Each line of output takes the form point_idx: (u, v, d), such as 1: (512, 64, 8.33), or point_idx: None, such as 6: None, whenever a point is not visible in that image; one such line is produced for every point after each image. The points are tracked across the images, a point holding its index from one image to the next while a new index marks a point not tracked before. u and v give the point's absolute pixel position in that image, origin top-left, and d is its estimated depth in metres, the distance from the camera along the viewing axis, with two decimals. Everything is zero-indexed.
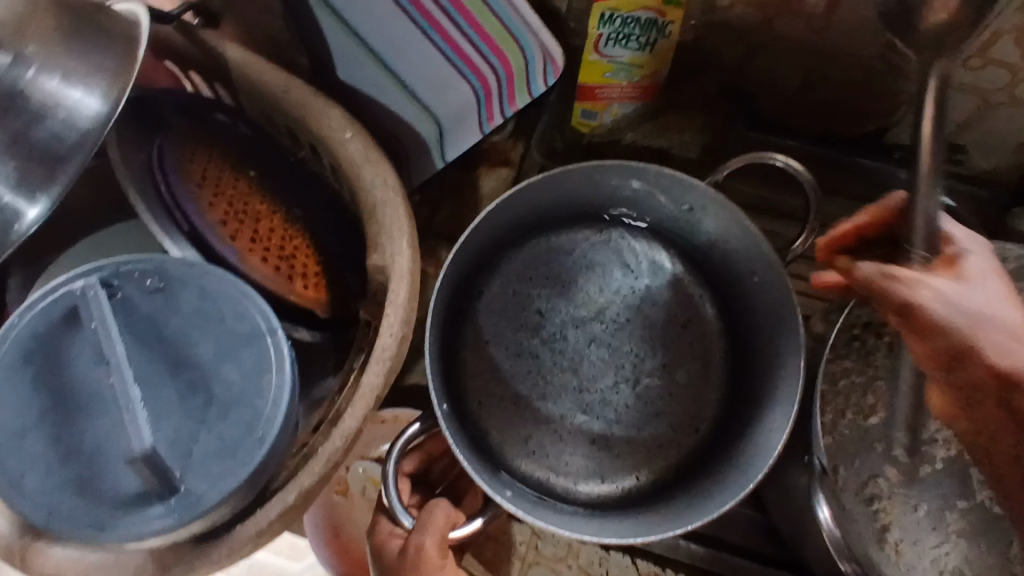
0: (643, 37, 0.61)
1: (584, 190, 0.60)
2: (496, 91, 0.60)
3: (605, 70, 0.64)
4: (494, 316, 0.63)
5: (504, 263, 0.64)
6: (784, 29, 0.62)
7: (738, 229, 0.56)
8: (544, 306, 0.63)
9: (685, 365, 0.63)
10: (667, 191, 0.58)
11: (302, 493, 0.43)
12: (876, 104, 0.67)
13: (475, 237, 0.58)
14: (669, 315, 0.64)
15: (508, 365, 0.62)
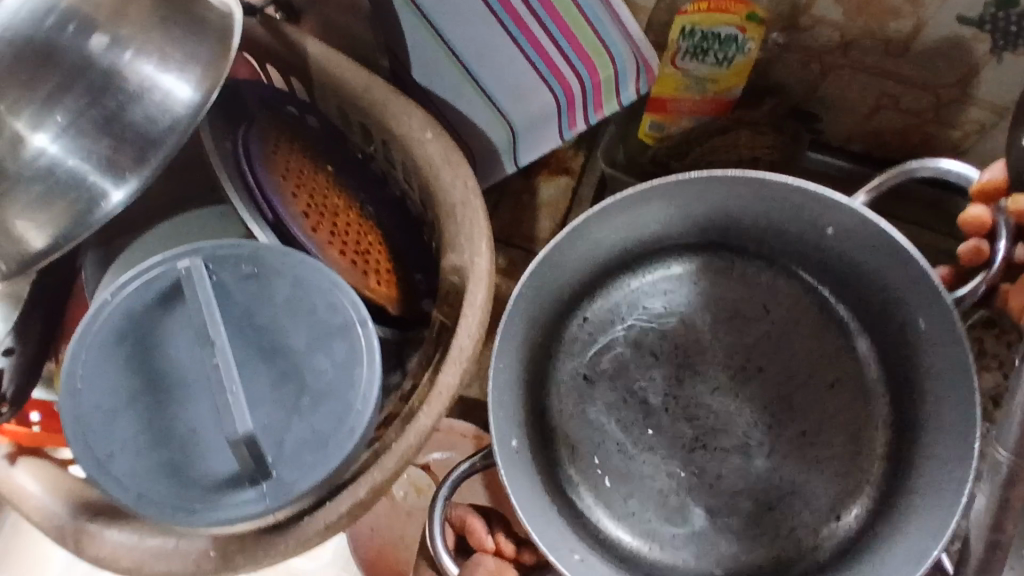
0: (720, 52, 0.61)
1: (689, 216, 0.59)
2: (580, 101, 0.59)
3: (678, 84, 0.64)
4: (593, 352, 0.62)
5: (605, 296, 0.63)
6: (862, 53, 0.62)
7: (898, 269, 0.53)
8: (646, 341, 0.62)
9: (829, 433, 0.59)
10: (813, 219, 0.55)
11: (374, 488, 0.43)
12: (947, 131, 0.66)
13: (559, 268, 0.57)
14: (811, 372, 0.61)
15: (610, 415, 0.60)
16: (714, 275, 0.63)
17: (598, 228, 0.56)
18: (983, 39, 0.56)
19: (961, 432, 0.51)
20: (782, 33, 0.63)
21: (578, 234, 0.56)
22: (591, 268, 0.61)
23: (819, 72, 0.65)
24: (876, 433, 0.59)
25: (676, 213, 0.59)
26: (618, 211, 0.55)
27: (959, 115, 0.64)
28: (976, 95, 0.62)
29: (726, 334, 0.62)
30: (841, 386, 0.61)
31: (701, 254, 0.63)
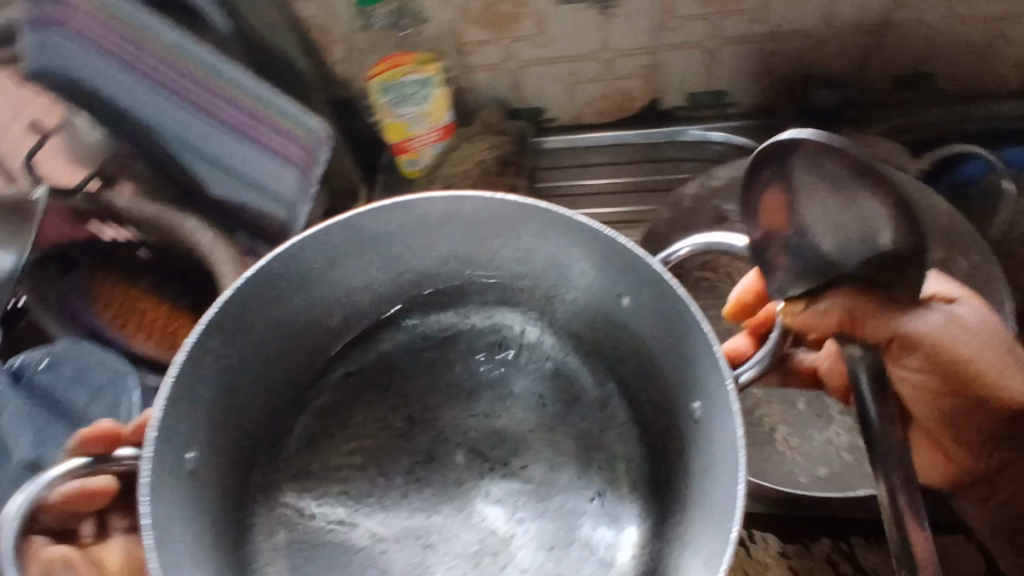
0: (419, 93, 0.77)
1: (415, 250, 0.57)
2: (305, 162, 0.75)
3: (405, 126, 0.79)
4: (329, 443, 0.58)
5: (339, 378, 0.61)
6: (524, 51, 0.76)
7: (639, 299, 0.52)
8: (392, 414, 0.59)
9: (592, 464, 0.55)
10: (551, 272, 0.56)
11: None
12: (632, 81, 0.80)
13: (263, 314, 0.52)
14: (587, 437, 0.57)
15: (341, 462, 0.57)
16: (509, 345, 0.61)
17: (311, 270, 0.54)
18: (590, 10, 0.69)
19: (687, 411, 0.50)
20: (465, 58, 0.77)
21: (276, 283, 0.52)
22: (289, 331, 0.55)
23: (513, 74, 0.79)
24: (613, 444, 0.56)
25: (366, 244, 0.54)
26: (337, 262, 0.55)
27: (627, 66, 0.77)
28: (625, 48, 0.74)
29: (503, 387, 0.59)
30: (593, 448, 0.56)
31: (427, 318, 0.63)
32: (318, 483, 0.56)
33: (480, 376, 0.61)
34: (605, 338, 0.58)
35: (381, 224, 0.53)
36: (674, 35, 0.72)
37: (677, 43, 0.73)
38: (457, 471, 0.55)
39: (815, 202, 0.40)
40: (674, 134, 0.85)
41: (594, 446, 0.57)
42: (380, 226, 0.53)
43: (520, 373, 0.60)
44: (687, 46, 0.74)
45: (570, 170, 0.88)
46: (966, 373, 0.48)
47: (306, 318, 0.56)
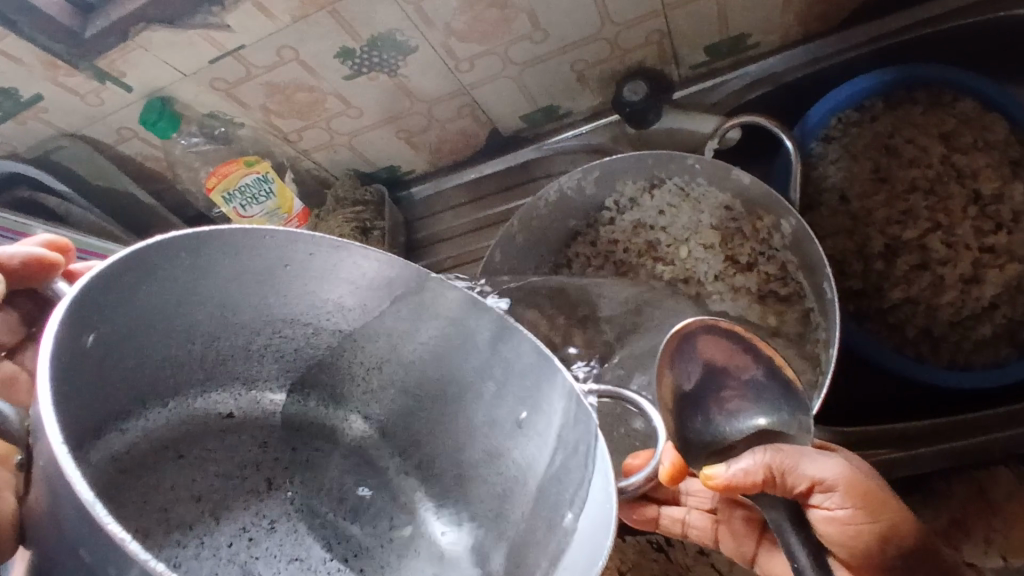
0: (263, 190, 0.79)
1: (252, 311, 0.52)
2: None
3: (263, 223, 0.82)
4: (142, 477, 0.48)
5: (180, 412, 0.52)
6: (345, 125, 0.78)
7: (490, 378, 0.53)
8: (251, 468, 0.52)
9: (420, 545, 0.54)
10: (413, 364, 0.56)
11: None
12: (462, 122, 0.80)
13: (137, 301, 0.44)
14: (423, 527, 0.55)
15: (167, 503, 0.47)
16: (370, 433, 0.58)
17: (191, 274, 0.46)
18: (377, 76, 0.71)
19: (517, 482, 0.52)
20: (295, 145, 0.79)
21: (187, 254, 0.44)
22: (128, 347, 0.46)
23: (348, 146, 0.81)
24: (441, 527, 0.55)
25: (277, 264, 0.49)
26: (286, 269, 0.50)
27: (447, 111, 0.78)
28: (432, 97, 0.75)
29: (368, 467, 0.57)
30: (425, 525, 0.55)
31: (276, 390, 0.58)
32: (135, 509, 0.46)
33: (321, 455, 0.56)
34: (436, 441, 0.57)
35: (284, 256, 0.49)
36: (473, 72, 0.73)
37: (480, 79, 0.74)
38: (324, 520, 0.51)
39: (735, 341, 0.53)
40: (528, 155, 0.84)
41: (405, 546, 0.53)
42: (258, 262, 0.48)
43: (381, 460, 0.57)
44: (492, 79, 0.74)
45: (440, 212, 0.89)
46: (874, 503, 0.49)
47: (168, 331, 0.49)
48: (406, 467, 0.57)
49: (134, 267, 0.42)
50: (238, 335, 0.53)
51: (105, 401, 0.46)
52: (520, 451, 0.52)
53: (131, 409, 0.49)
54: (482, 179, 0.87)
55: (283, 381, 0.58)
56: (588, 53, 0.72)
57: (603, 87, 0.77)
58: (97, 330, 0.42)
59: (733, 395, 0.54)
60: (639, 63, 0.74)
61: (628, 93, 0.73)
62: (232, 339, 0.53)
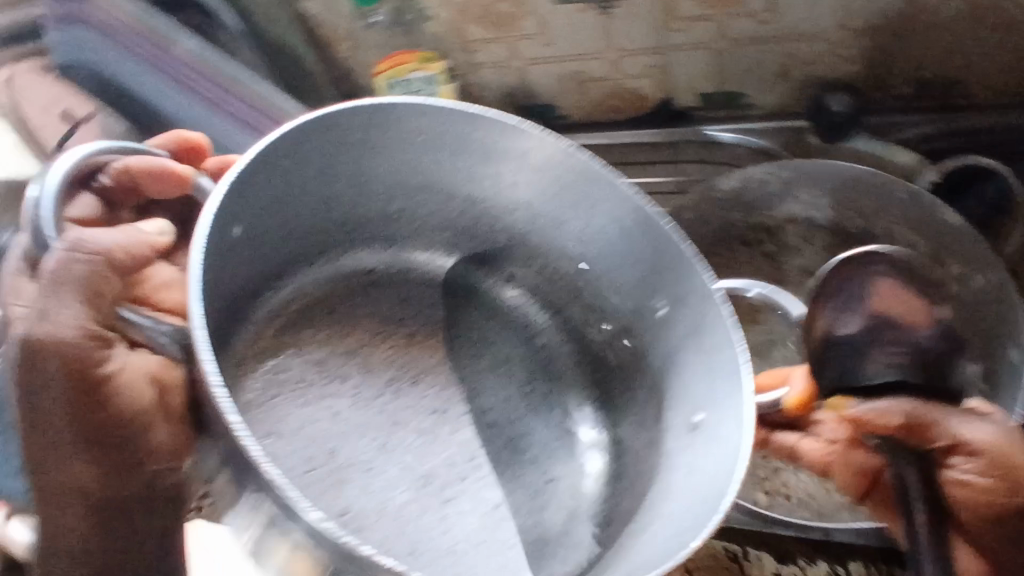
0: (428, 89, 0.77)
1: (405, 175, 0.57)
2: None
3: None
4: (300, 325, 0.56)
5: (325, 271, 0.59)
6: (530, 50, 0.75)
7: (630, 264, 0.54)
8: (391, 318, 0.58)
9: (550, 420, 0.56)
10: (563, 227, 0.57)
11: None
12: (642, 82, 0.77)
13: (318, 155, 0.51)
14: (552, 404, 0.57)
15: (306, 348, 0.54)
16: (523, 301, 0.62)
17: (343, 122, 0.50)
18: (589, 9, 0.70)
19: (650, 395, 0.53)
20: (470, 56, 0.77)
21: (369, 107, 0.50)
22: (283, 203, 0.52)
23: (520, 74, 0.79)
24: (585, 406, 0.58)
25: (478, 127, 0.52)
26: (444, 118, 0.52)
27: (633, 66, 0.75)
28: (628, 48, 0.73)
29: (511, 331, 0.60)
30: (555, 399, 0.57)
31: (421, 251, 0.62)
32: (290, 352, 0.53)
33: (471, 308, 0.61)
34: (589, 312, 0.59)
35: (452, 124, 0.52)
36: (676, 34, 0.70)
37: (684, 44, 0.71)
38: (442, 392, 0.54)
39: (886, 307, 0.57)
40: (700, 134, 0.78)
41: (529, 440, 0.54)
42: (418, 124, 0.53)
43: (519, 337, 0.60)
44: (696, 47, 0.71)
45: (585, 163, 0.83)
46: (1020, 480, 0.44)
47: (328, 185, 0.53)
48: (548, 335, 0.61)
49: (314, 132, 0.49)
50: (419, 193, 0.59)
51: (280, 229, 0.53)
52: (652, 343, 0.54)
53: (282, 272, 0.56)
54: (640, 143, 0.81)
55: (449, 245, 0.62)
56: (802, 48, 0.70)
57: (798, 90, 0.74)
58: (244, 195, 0.47)
59: (898, 352, 0.54)
60: (843, 76, 0.72)
61: (832, 104, 0.70)
62: (395, 202, 0.59)
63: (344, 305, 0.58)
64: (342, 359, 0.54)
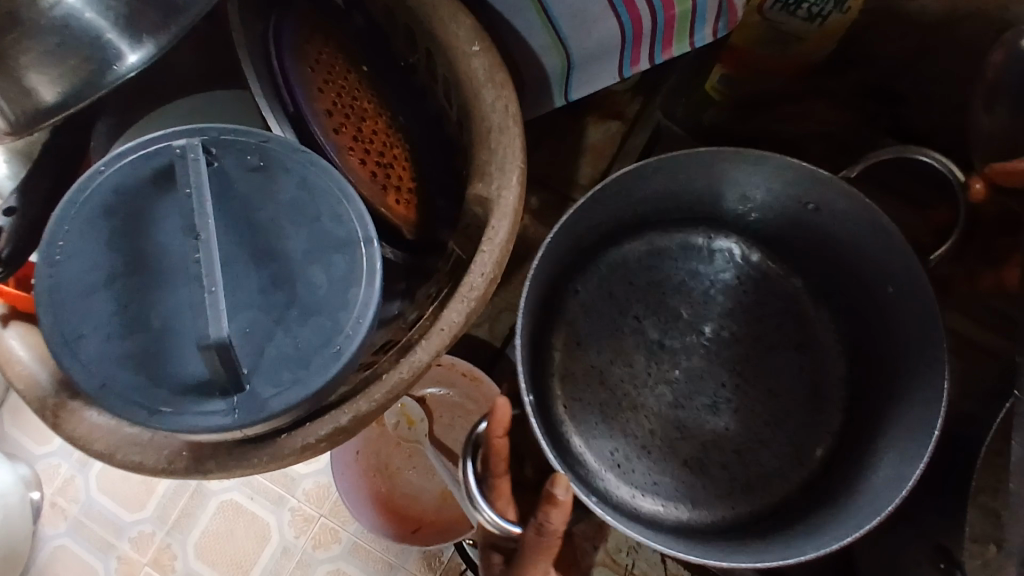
0: (816, 6, 0.53)
1: (652, 190, 0.59)
2: (648, 32, 0.53)
3: (756, 35, 0.57)
4: (584, 382, 0.62)
5: (572, 317, 0.63)
6: (969, 33, 0.59)
7: (861, 224, 0.55)
8: (621, 313, 0.64)
9: (781, 377, 0.64)
10: (795, 180, 0.56)
11: (356, 418, 0.41)
12: None
13: (608, 201, 0.57)
14: (784, 341, 0.65)
15: (591, 405, 0.62)
16: (714, 239, 0.66)
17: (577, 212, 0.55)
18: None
19: (912, 428, 0.53)
20: None
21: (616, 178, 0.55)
22: (576, 242, 0.59)
23: None
24: (833, 364, 0.64)
25: (783, 168, 0.55)
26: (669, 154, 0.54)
27: None
28: None
29: (726, 297, 0.65)
30: (804, 346, 0.65)
31: (649, 228, 0.65)
32: (582, 410, 0.62)
33: (681, 258, 0.65)
34: (801, 233, 0.62)
35: (721, 159, 0.55)
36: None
37: None
38: (653, 405, 0.62)
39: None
40: None
41: (756, 390, 0.63)
42: (686, 161, 0.55)
43: (714, 267, 0.66)
44: None
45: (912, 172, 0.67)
46: None
47: (620, 208, 0.60)
48: (744, 250, 0.66)
49: (609, 186, 0.55)
50: (741, 157, 0.55)
51: (554, 282, 0.61)
52: (833, 224, 0.58)
53: (552, 325, 0.63)
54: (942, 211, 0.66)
55: (661, 223, 0.65)
56: None
57: None
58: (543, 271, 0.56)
59: None
60: None
61: None
62: (648, 208, 0.62)
63: (590, 339, 0.63)
64: (613, 414, 0.62)
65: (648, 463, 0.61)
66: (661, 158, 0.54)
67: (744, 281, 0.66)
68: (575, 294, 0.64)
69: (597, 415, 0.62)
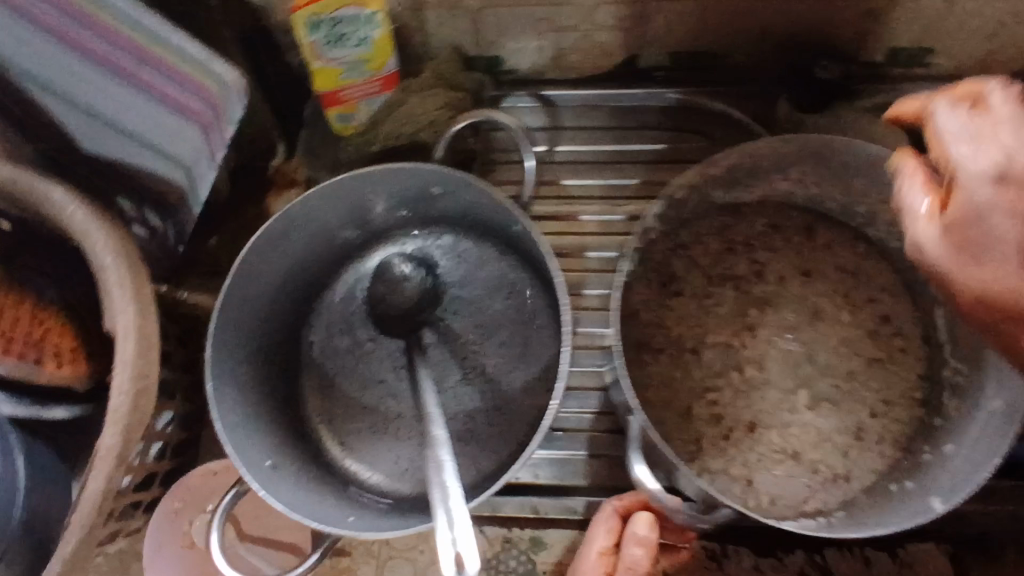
0: (357, 33, 0.61)
1: (311, 241, 0.65)
2: (210, 125, 0.64)
3: (337, 73, 0.64)
4: (346, 412, 0.69)
5: (314, 364, 0.70)
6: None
7: (474, 192, 0.62)
8: (355, 341, 0.70)
9: (507, 328, 0.70)
10: (409, 182, 0.62)
11: (64, 559, 0.48)
12: (611, 36, 0.68)
13: (270, 271, 0.62)
14: (497, 296, 0.71)
15: (358, 427, 0.69)
16: (403, 242, 0.72)
17: (241, 298, 0.60)
18: None
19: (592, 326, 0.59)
20: None
21: (257, 257, 0.60)
22: (271, 311, 0.65)
23: (471, 18, 0.65)
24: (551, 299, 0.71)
25: (387, 180, 0.62)
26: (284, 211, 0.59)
27: (601, 19, 0.66)
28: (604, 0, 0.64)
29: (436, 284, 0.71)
30: (515, 293, 0.71)
31: (344, 262, 0.71)
32: (352, 434, 0.69)
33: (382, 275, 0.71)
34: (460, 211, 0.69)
35: (337, 195, 0.61)
36: None
37: None
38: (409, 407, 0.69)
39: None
40: (655, 100, 0.76)
41: (489, 349, 0.70)
42: (312, 210, 0.61)
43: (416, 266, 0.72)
44: None
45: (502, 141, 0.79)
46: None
47: (300, 266, 0.66)
48: (432, 239, 0.72)
49: (254, 265, 0.60)
50: (352, 187, 0.61)
51: (278, 350, 0.67)
52: (461, 196, 0.64)
53: (298, 379, 0.69)
54: (600, 153, 0.78)
55: (353, 252, 0.72)
56: (793, 9, 0.64)
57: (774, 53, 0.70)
58: (245, 356, 0.61)
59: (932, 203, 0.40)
60: (825, 40, 0.68)
61: None
62: (328, 249, 0.69)
63: (336, 375, 0.70)
64: (382, 425, 0.68)
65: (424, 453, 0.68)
66: (280, 215, 0.58)
67: (447, 264, 0.72)
68: (307, 343, 0.70)
69: (369, 436, 0.68)
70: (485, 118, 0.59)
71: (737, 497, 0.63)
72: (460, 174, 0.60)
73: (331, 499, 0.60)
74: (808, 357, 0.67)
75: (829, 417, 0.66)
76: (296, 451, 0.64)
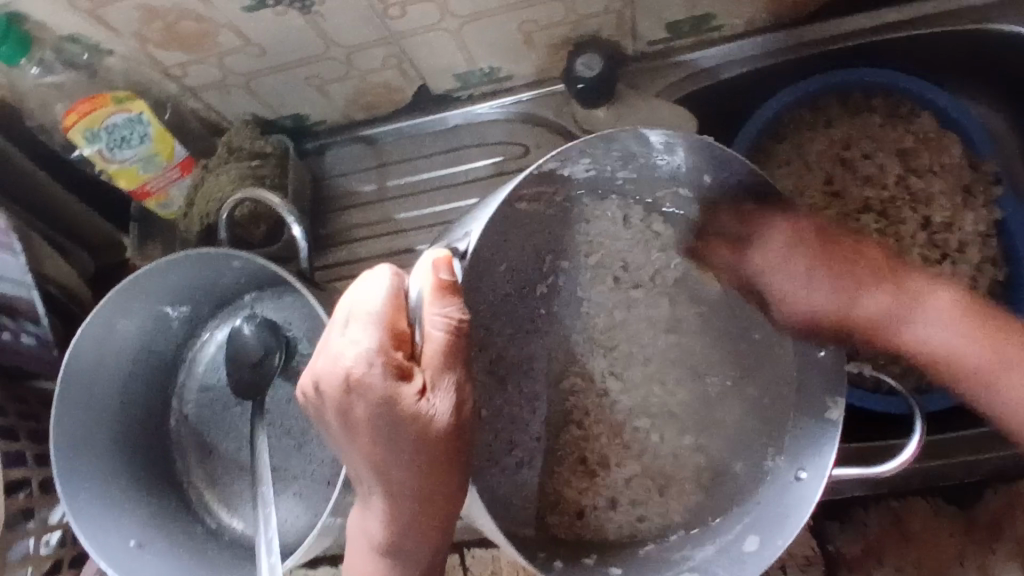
0: (137, 133, 0.65)
1: (145, 329, 0.69)
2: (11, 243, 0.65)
3: (135, 171, 0.68)
4: (225, 476, 0.73)
5: (189, 435, 0.74)
6: (252, 67, 0.65)
7: (261, 263, 0.64)
8: (221, 408, 0.74)
9: None
10: (206, 263, 0.64)
11: None
12: (385, 74, 0.69)
13: (105, 366, 0.67)
14: None
15: (236, 487, 0.72)
16: (251, 306, 0.74)
17: (79, 400, 0.65)
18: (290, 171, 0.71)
19: None
20: (178, 81, 0.66)
21: (83, 361, 0.64)
22: (124, 397, 0.70)
23: (244, 90, 0.68)
24: None
25: (186, 268, 0.64)
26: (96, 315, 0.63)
27: (364, 63, 0.67)
28: (354, 48, 0.64)
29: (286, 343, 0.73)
30: None
31: (201, 334, 0.75)
32: (233, 495, 0.72)
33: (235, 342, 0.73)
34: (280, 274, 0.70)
35: (144, 288, 0.64)
36: (419, 23, 0.62)
37: (412, 29, 0.63)
38: (275, 463, 0.71)
39: (976, 354, 0.56)
40: (461, 117, 0.76)
41: None
42: (128, 307, 0.65)
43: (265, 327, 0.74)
44: (427, 30, 0.63)
45: (329, 185, 0.78)
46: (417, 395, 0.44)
47: (143, 351, 0.70)
48: (275, 299, 0.73)
49: (82, 368, 0.64)
50: (155, 280, 0.64)
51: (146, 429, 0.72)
52: (261, 267, 0.66)
53: (176, 453, 0.74)
54: (424, 180, 0.77)
55: (206, 322, 0.74)
56: (540, 14, 0.63)
57: (556, 53, 0.69)
58: (100, 446, 0.67)
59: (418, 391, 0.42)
60: (594, 31, 0.67)
61: (580, 68, 0.66)
62: (177, 329, 0.72)
63: (209, 443, 0.73)
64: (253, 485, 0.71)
65: (301, 501, 0.70)
66: (87, 321, 0.62)
67: (293, 319, 0.72)
68: (181, 419, 0.74)
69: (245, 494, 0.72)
70: (257, 192, 0.62)
71: (586, 507, 0.62)
72: (235, 252, 0.62)
73: (193, 565, 0.65)
74: (649, 352, 0.63)
75: (680, 412, 0.63)
76: (171, 524, 0.69)
